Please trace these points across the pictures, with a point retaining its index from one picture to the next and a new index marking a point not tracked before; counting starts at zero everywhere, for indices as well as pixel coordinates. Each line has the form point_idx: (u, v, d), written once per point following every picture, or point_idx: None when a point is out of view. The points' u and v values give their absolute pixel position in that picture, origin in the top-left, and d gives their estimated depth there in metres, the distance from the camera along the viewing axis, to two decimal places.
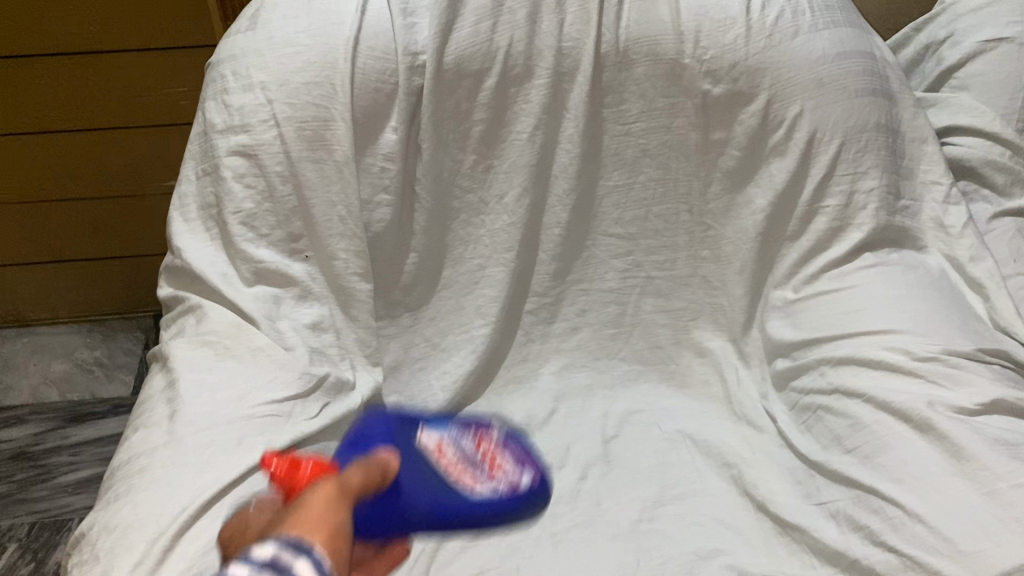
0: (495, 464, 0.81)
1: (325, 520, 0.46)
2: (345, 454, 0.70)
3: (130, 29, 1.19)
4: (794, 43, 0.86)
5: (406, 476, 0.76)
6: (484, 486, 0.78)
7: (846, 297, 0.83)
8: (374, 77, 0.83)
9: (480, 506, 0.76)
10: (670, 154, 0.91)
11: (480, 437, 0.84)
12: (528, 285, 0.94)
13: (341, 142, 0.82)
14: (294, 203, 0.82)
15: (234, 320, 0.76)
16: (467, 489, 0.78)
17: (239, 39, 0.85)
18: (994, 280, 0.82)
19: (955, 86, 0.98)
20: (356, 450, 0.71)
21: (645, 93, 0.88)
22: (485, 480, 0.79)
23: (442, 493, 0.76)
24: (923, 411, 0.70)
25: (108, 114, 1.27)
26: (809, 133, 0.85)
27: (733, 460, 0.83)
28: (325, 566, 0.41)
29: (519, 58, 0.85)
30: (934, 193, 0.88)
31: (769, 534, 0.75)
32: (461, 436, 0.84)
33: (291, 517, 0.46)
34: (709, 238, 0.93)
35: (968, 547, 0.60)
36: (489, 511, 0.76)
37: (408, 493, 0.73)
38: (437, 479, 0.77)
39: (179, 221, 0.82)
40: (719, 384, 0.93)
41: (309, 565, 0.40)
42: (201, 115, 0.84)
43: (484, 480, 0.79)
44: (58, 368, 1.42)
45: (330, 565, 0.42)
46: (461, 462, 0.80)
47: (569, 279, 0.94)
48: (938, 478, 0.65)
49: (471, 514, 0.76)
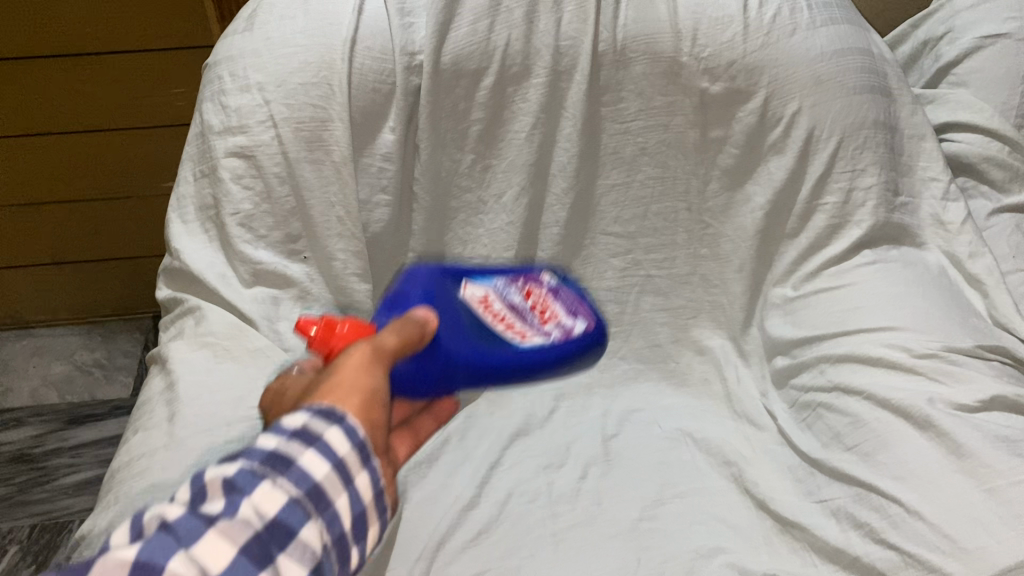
0: (546, 314, 0.83)
1: (357, 388, 0.52)
2: (384, 317, 0.74)
3: (126, 29, 1.19)
4: (793, 40, 0.85)
5: (444, 333, 0.73)
6: (533, 334, 0.80)
7: (846, 295, 0.83)
8: (371, 77, 0.82)
9: (521, 350, 0.77)
10: (668, 152, 0.90)
11: (527, 287, 0.85)
12: None
13: (338, 143, 0.82)
14: (292, 204, 0.82)
15: (232, 321, 0.76)
16: (514, 340, 0.78)
17: (236, 40, 0.85)
18: (993, 277, 0.82)
19: (954, 82, 0.98)
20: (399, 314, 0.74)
21: (643, 91, 0.88)
22: (533, 333, 0.80)
23: (485, 350, 0.75)
24: (923, 408, 0.70)
25: (106, 114, 1.27)
26: (807, 131, 0.85)
27: (733, 458, 0.83)
28: (356, 429, 0.49)
29: (517, 57, 0.84)
30: (932, 189, 0.87)
31: (769, 532, 0.75)
32: (508, 286, 0.84)
33: (329, 381, 0.53)
34: (708, 236, 0.93)
35: (969, 544, 0.60)
36: (539, 356, 0.78)
37: (447, 341, 0.73)
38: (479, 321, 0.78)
39: (177, 222, 0.82)
40: (719, 382, 0.93)
41: (342, 431, 0.48)
42: (198, 116, 0.84)
43: (534, 323, 0.81)
44: (58, 370, 1.42)
45: (361, 430, 0.49)
46: (511, 311, 0.81)
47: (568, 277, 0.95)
48: (938, 475, 0.65)
49: (521, 366, 0.77)
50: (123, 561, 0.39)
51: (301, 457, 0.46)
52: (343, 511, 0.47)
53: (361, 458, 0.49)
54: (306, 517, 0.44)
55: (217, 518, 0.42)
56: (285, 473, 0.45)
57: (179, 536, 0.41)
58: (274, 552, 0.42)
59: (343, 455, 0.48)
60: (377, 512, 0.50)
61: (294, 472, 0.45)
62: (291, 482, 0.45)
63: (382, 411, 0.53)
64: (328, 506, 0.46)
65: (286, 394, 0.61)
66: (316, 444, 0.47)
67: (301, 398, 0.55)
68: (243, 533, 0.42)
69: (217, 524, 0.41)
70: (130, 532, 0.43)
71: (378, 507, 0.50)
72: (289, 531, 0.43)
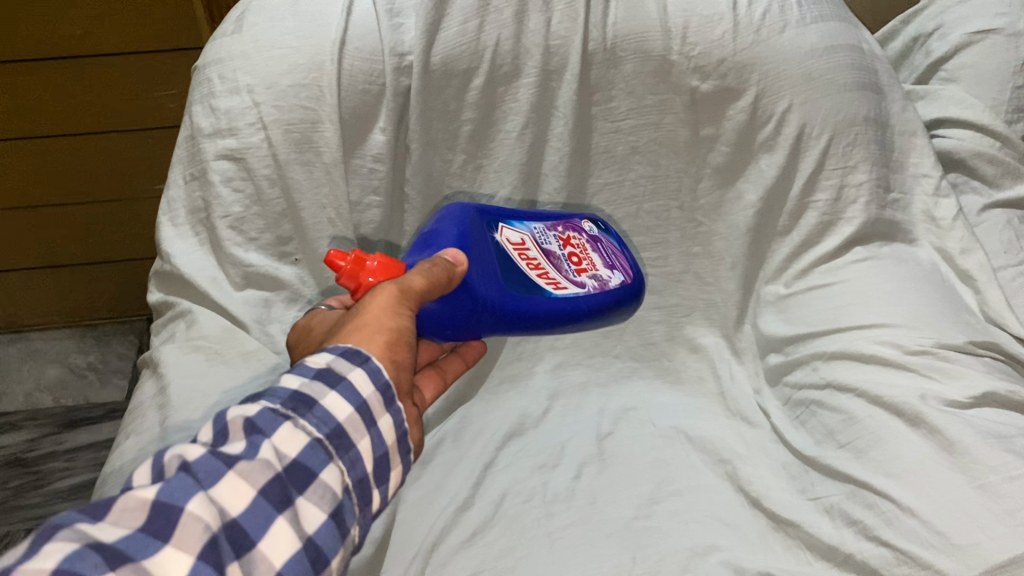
0: (583, 265, 0.80)
1: (380, 329, 0.54)
2: (416, 255, 0.70)
3: (117, 32, 1.18)
4: (783, 37, 0.85)
5: (476, 274, 0.69)
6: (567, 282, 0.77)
7: (839, 292, 0.83)
8: (361, 78, 0.82)
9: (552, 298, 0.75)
10: (660, 150, 0.91)
11: (568, 235, 0.82)
12: None
13: (328, 144, 0.81)
14: (283, 206, 0.82)
15: (224, 325, 0.76)
16: (549, 288, 0.75)
17: (224, 42, 0.85)
18: (985, 272, 0.82)
19: (945, 77, 0.98)
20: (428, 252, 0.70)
21: (634, 90, 0.88)
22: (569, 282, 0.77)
23: (517, 296, 0.72)
24: (915, 404, 0.70)
25: (98, 117, 1.27)
26: (798, 128, 0.85)
27: (727, 456, 0.83)
28: (380, 370, 0.51)
29: (507, 57, 0.84)
30: (924, 185, 0.87)
31: (765, 530, 0.75)
32: (548, 229, 0.81)
33: (355, 321, 0.55)
34: (701, 234, 0.94)
35: (961, 540, 0.61)
36: (570, 310, 0.75)
37: (479, 284, 0.69)
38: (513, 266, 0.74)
39: (168, 226, 0.82)
40: (713, 380, 0.93)
41: (365, 373, 0.50)
42: (188, 119, 0.83)
43: (568, 271, 0.78)
44: (51, 373, 1.41)
45: (385, 372, 0.51)
46: (546, 258, 0.78)
47: None
48: (931, 471, 0.65)
49: (552, 315, 0.74)
50: (145, 500, 0.40)
51: (323, 398, 0.48)
52: (365, 453, 0.49)
53: (383, 400, 0.51)
54: (326, 459, 0.46)
55: (239, 458, 0.43)
56: (306, 414, 0.47)
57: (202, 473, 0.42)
58: (293, 494, 0.44)
59: (366, 397, 0.49)
60: (400, 456, 0.52)
61: (317, 414, 0.47)
62: (314, 424, 0.47)
63: (406, 349, 0.54)
64: (351, 448, 0.48)
65: (316, 323, 0.63)
66: (339, 386, 0.49)
67: (329, 333, 0.57)
68: (264, 475, 0.43)
69: (238, 466, 0.43)
70: (149, 471, 0.44)
71: (401, 450, 0.52)
72: (310, 472, 0.45)
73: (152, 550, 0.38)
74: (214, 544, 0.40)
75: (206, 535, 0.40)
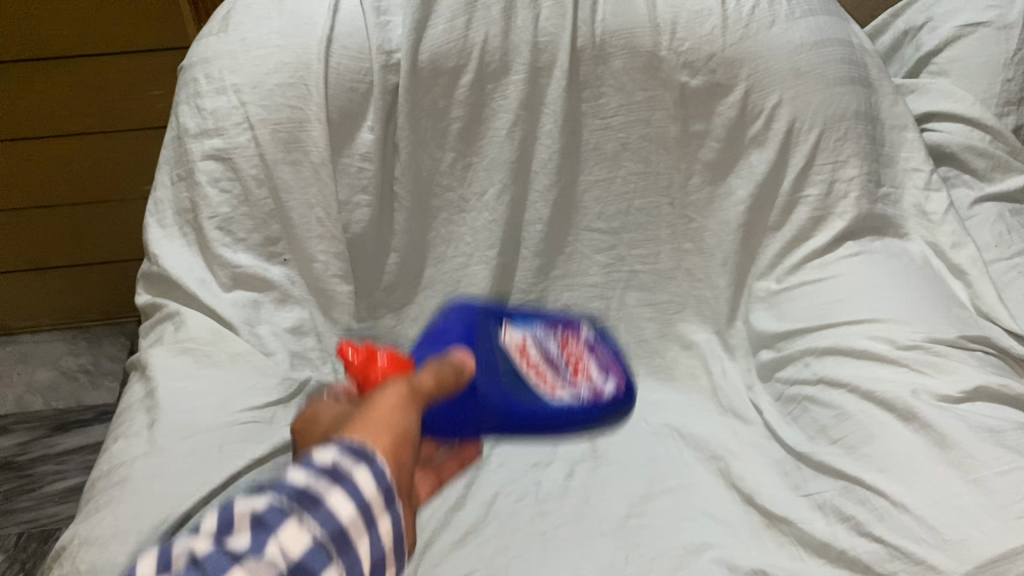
0: (580, 369, 0.87)
1: (386, 425, 0.51)
2: (424, 351, 0.82)
3: (105, 31, 1.18)
4: (771, 32, 0.85)
5: (481, 375, 0.81)
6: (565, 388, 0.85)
7: (830, 287, 0.83)
8: (348, 77, 0.82)
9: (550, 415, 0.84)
10: (650, 147, 0.90)
11: (565, 337, 0.89)
12: (511, 279, 0.93)
13: (316, 143, 0.81)
14: (271, 206, 0.82)
15: (212, 326, 0.75)
16: (546, 394, 0.84)
17: (210, 42, 0.84)
18: (977, 267, 0.81)
19: (935, 71, 0.98)
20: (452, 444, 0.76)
21: (623, 87, 0.88)
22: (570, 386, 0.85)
23: (518, 398, 0.83)
24: (906, 400, 0.70)
25: (86, 118, 1.26)
26: (788, 123, 0.85)
27: (720, 453, 0.83)
28: (384, 471, 0.46)
29: (495, 54, 0.84)
30: (915, 179, 0.87)
31: (758, 527, 0.74)
32: (546, 335, 0.89)
33: (359, 420, 0.52)
34: (691, 230, 0.93)
35: (954, 535, 0.60)
36: (566, 413, 0.83)
37: (483, 389, 0.81)
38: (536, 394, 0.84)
39: (155, 227, 0.81)
40: (706, 377, 0.92)
41: (367, 473, 0.45)
42: (174, 119, 0.83)
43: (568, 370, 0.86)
44: (42, 376, 1.40)
45: (389, 474, 0.47)
46: (545, 360, 0.86)
47: (552, 274, 0.94)
48: (924, 467, 0.65)
49: (547, 418, 0.83)
50: None
51: (330, 495, 0.43)
52: (363, 558, 0.43)
53: (385, 501, 0.46)
54: (330, 560, 0.41)
55: (243, 557, 0.40)
56: (310, 510, 0.43)
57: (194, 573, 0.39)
58: None
59: (369, 497, 0.44)
60: (395, 561, 0.46)
61: (322, 511, 0.43)
62: (319, 523, 0.42)
63: (410, 451, 0.51)
64: (351, 550, 0.43)
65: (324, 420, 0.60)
66: (343, 484, 0.44)
67: (333, 430, 0.54)
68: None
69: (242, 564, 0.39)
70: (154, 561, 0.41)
71: (399, 556, 0.46)
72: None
73: None
74: None
75: None
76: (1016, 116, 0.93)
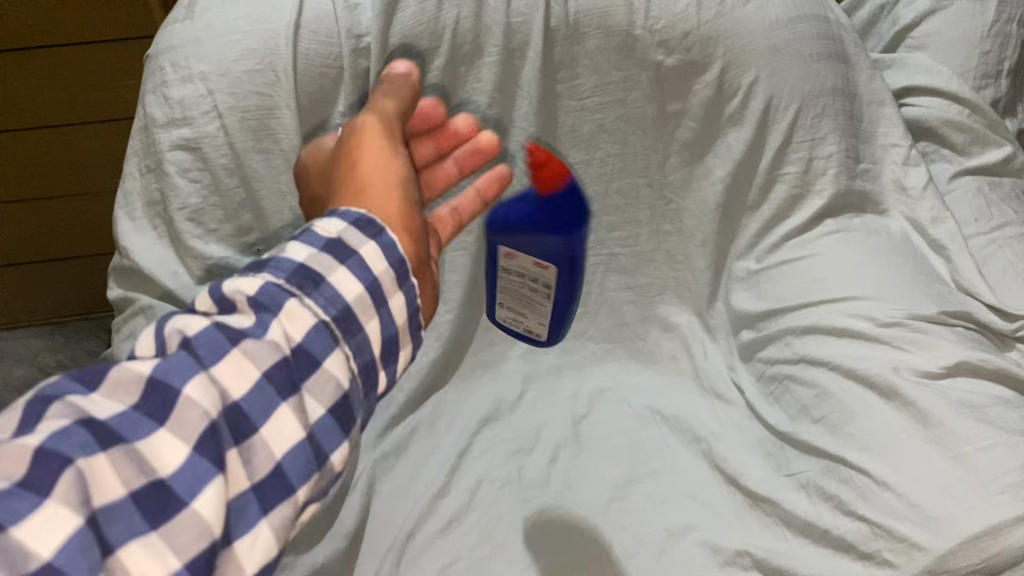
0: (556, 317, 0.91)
1: (382, 172, 0.56)
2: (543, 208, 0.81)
3: (72, 20, 1.16)
4: (747, 8, 0.84)
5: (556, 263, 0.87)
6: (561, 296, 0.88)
7: (810, 265, 0.82)
8: (317, 62, 0.80)
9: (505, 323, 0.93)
10: (626, 128, 0.89)
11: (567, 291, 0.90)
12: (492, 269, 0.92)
13: (287, 131, 0.80)
14: (241, 195, 0.81)
15: (184, 317, 0.75)
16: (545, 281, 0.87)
17: (174, 29, 0.81)
18: (956, 242, 0.81)
19: (913, 45, 0.97)
20: (545, 235, 0.82)
21: (598, 67, 0.86)
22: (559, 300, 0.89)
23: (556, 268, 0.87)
24: (888, 377, 0.69)
25: (55, 110, 1.24)
26: (765, 101, 0.84)
27: (702, 434, 0.83)
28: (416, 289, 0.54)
29: (467, 36, 0.82)
30: (894, 155, 0.86)
31: (741, 507, 0.74)
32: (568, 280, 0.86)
33: (353, 152, 0.57)
34: (670, 212, 0.92)
35: (936, 512, 0.60)
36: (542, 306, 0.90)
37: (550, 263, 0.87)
38: (550, 313, 0.90)
39: (125, 220, 0.80)
40: (687, 359, 0.92)
41: (376, 249, 0.51)
42: (141, 109, 0.81)
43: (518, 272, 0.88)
44: (21, 373, 1.38)
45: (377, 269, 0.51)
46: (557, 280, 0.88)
47: None
48: (906, 445, 0.64)
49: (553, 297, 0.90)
50: (139, 375, 0.42)
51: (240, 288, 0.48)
52: (371, 336, 0.50)
53: (370, 305, 0.50)
54: (268, 349, 0.45)
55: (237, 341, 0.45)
56: (283, 348, 0.46)
57: (220, 422, 0.43)
58: (231, 376, 0.44)
59: (293, 332, 0.47)
60: (411, 333, 0.53)
61: (283, 313, 0.47)
62: (210, 358, 0.44)
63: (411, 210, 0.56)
64: (358, 333, 0.49)
65: (311, 216, 0.67)
66: (264, 325, 0.46)
67: (330, 197, 0.58)
68: (269, 358, 0.45)
69: (242, 345, 0.45)
70: (153, 344, 0.47)
71: (413, 328, 0.53)
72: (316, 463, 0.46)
73: (148, 433, 0.40)
74: (215, 434, 0.42)
75: (207, 423, 0.42)
76: (994, 90, 0.92)
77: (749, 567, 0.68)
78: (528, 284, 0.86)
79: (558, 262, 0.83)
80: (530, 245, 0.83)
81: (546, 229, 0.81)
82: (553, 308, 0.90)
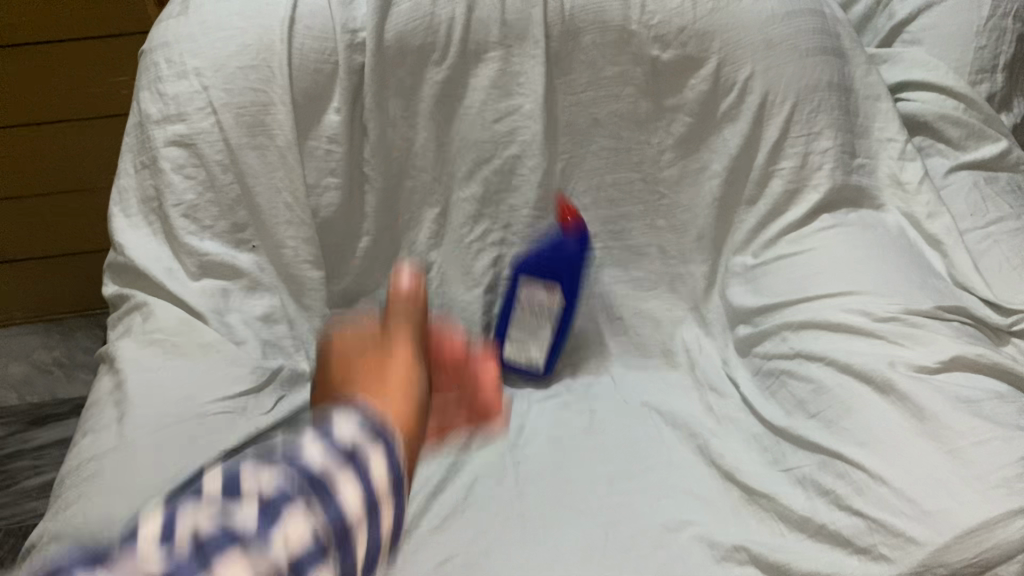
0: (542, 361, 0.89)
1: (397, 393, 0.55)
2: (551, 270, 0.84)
3: (65, 17, 1.16)
4: (741, 4, 0.84)
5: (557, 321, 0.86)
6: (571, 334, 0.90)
7: (806, 260, 0.82)
8: (312, 58, 0.80)
9: (515, 372, 0.92)
10: (621, 122, 0.89)
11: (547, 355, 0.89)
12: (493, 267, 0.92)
13: (282, 126, 0.80)
14: (237, 192, 0.80)
15: (179, 316, 0.74)
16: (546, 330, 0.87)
17: (170, 25, 0.82)
18: (952, 237, 0.80)
19: (908, 40, 0.97)
20: (554, 261, 0.84)
21: (594, 62, 0.86)
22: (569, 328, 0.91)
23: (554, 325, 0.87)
24: (883, 371, 0.69)
25: (50, 107, 1.23)
26: (761, 95, 0.84)
27: (699, 430, 0.83)
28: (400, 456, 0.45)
29: (463, 31, 0.83)
30: (889, 150, 0.86)
31: (737, 504, 0.75)
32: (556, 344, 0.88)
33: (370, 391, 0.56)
34: (664, 207, 0.92)
35: (932, 507, 0.60)
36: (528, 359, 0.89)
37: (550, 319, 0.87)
38: (554, 335, 0.87)
39: (119, 216, 0.79)
40: (684, 354, 0.92)
41: (385, 456, 0.45)
42: (136, 105, 0.81)
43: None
44: (16, 370, 1.38)
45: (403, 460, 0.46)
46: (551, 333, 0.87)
47: None
48: (902, 439, 0.65)
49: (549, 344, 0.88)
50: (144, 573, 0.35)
51: (342, 480, 0.42)
52: (351, 500, 0.42)
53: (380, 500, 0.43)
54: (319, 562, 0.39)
55: (246, 544, 0.37)
56: (321, 504, 0.41)
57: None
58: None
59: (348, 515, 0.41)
60: (394, 500, 0.44)
61: (333, 509, 0.41)
62: (326, 515, 0.40)
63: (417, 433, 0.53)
64: (335, 498, 0.41)
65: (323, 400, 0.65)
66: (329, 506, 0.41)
67: (345, 388, 0.58)
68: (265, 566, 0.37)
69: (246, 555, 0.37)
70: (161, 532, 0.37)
71: (395, 494, 0.44)
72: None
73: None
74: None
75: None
76: (989, 84, 0.92)
77: (745, 562, 0.68)
78: (537, 314, 0.86)
79: (564, 282, 0.84)
80: (542, 257, 0.85)
81: (553, 273, 0.84)
82: (558, 332, 0.87)
